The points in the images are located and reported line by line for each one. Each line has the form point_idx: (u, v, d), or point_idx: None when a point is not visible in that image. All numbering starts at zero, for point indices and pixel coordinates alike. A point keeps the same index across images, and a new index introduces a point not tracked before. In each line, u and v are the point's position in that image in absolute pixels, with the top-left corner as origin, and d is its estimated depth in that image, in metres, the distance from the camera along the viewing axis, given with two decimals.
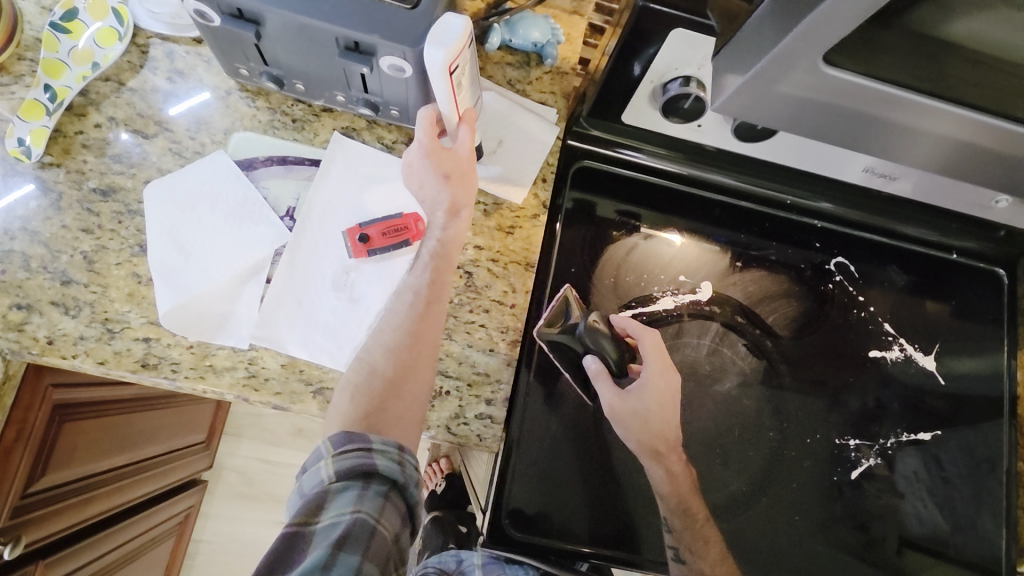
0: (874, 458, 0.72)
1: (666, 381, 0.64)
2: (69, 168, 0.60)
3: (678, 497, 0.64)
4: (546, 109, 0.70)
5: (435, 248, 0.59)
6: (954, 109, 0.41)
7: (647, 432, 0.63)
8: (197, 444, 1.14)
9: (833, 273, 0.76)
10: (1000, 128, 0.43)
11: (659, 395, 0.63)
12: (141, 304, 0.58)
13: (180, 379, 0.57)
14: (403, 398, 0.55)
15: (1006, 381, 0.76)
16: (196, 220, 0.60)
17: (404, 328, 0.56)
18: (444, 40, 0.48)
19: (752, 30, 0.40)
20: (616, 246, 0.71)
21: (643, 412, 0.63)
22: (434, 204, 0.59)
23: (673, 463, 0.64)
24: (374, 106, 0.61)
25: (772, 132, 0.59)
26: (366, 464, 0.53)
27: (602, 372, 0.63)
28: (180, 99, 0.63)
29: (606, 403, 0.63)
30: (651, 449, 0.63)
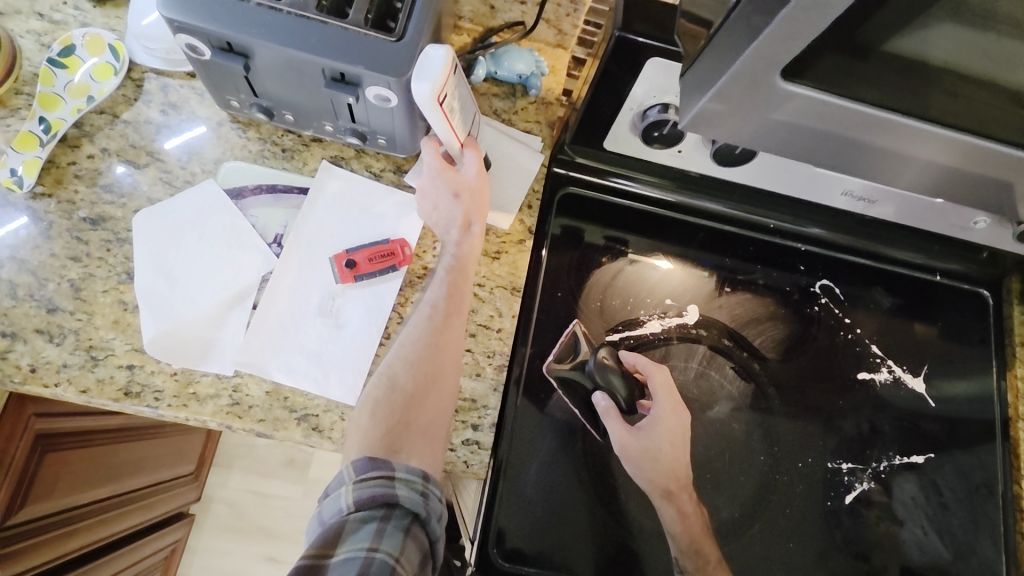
0: (868, 482, 0.71)
1: (676, 419, 0.64)
2: (60, 198, 0.61)
3: (691, 538, 0.63)
4: (531, 137, 0.71)
5: (451, 263, 0.60)
6: (928, 127, 0.42)
7: (658, 471, 0.62)
8: (186, 476, 1.12)
9: (819, 296, 0.76)
10: (972, 146, 0.43)
11: (671, 432, 0.63)
12: (126, 332, 0.58)
13: (162, 407, 0.57)
14: (425, 410, 0.55)
15: (995, 401, 0.76)
16: (183, 249, 0.61)
17: (425, 340, 0.57)
18: (427, 74, 0.50)
19: (714, 53, 0.41)
20: (602, 271, 0.72)
21: (653, 450, 0.63)
22: (448, 222, 0.61)
23: (685, 503, 0.63)
24: (362, 135, 0.63)
25: (749, 156, 0.60)
26: (387, 495, 0.51)
27: (611, 408, 0.64)
28: (173, 131, 0.64)
29: (616, 439, 0.63)
30: (663, 487, 0.62)
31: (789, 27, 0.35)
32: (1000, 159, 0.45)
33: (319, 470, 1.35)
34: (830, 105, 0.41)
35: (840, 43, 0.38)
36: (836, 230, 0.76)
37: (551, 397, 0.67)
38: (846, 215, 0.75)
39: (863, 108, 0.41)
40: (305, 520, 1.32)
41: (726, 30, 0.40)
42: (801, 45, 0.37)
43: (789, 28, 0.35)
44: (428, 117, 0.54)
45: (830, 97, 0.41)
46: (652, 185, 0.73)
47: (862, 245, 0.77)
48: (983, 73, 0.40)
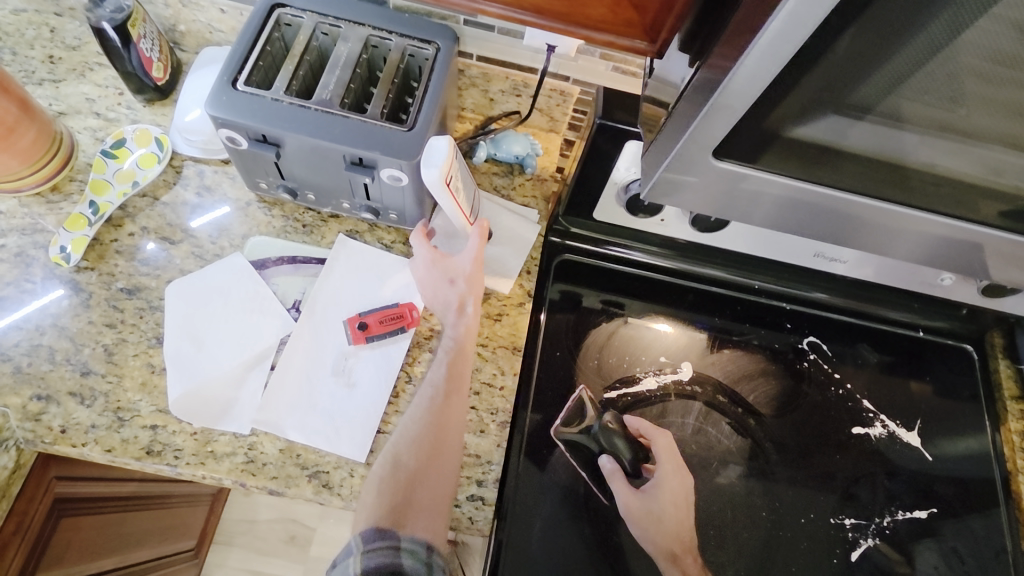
0: (873, 539, 0.71)
1: (678, 481, 0.67)
2: (101, 271, 0.67)
3: None
4: (529, 210, 0.78)
5: (451, 345, 0.64)
6: (852, 198, 0.49)
7: (663, 533, 0.65)
8: (187, 551, 1.11)
9: (807, 352, 0.79)
10: (898, 214, 0.50)
11: (674, 491, 0.67)
12: (152, 393, 0.62)
13: (181, 465, 0.60)
14: (427, 486, 0.57)
15: (991, 454, 0.77)
16: (208, 315, 0.66)
17: (426, 419, 0.60)
18: (435, 161, 0.58)
19: (663, 137, 0.49)
20: (598, 331, 0.76)
21: (657, 512, 0.65)
22: (446, 308, 0.66)
23: (691, 567, 0.64)
24: (375, 211, 0.70)
25: (724, 223, 0.66)
26: (393, 564, 0.52)
27: (617, 471, 0.67)
28: (205, 212, 0.71)
29: (621, 501, 0.66)
30: (668, 552, 0.64)
31: (711, 122, 0.43)
32: (936, 220, 0.50)
33: (322, 545, 1.33)
34: (763, 179, 0.48)
35: (771, 127, 0.44)
36: (836, 295, 0.81)
37: (553, 453, 0.69)
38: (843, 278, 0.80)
39: (792, 182, 0.49)
40: None
41: (668, 122, 0.48)
42: (731, 130, 0.44)
43: (710, 124, 0.43)
44: (437, 197, 0.61)
45: (761, 173, 0.48)
46: (654, 255, 0.79)
47: (862, 307, 0.82)
48: (909, 147, 0.46)
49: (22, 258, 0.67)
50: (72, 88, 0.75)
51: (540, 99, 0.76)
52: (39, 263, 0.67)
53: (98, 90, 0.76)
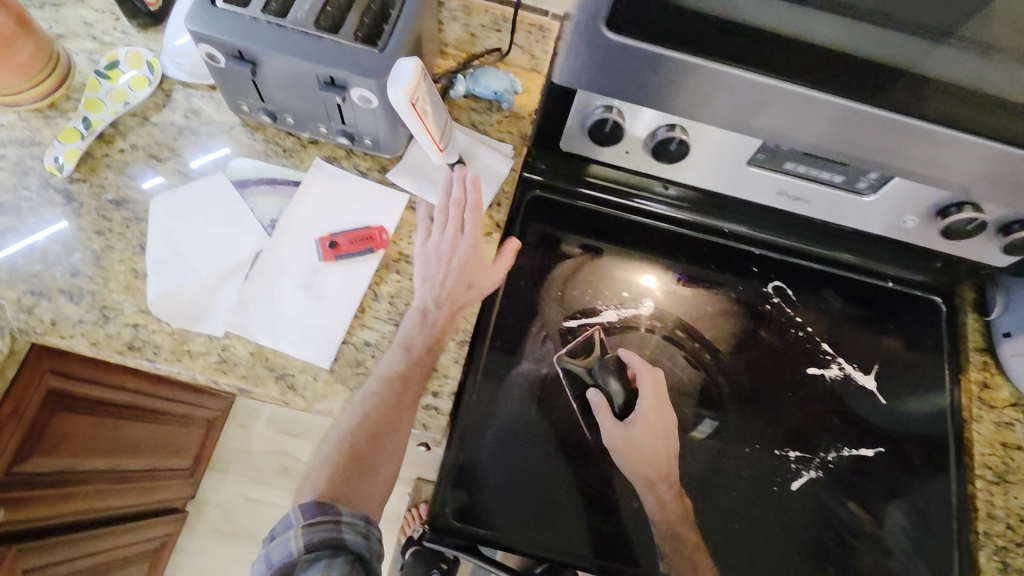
0: (815, 471, 0.73)
1: (660, 416, 0.69)
2: (92, 183, 0.71)
3: (669, 524, 0.67)
4: (503, 145, 0.79)
5: (421, 343, 0.65)
6: (797, 87, 0.52)
7: (641, 462, 0.67)
8: (182, 470, 1.19)
9: (770, 295, 0.81)
10: (846, 109, 0.52)
11: (662, 425, 0.69)
12: (135, 295, 0.66)
13: (159, 361, 0.64)
14: (371, 477, 0.64)
15: (947, 412, 0.78)
16: (189, 227, 0.70)
17: (379, 417, 0.62)
18: (401, 81, 0.60)
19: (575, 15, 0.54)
20: (564, 263, 0.78)
21: (637, 443, 0.68)
22: (450, 299, 0.67)
23: (665, 493, 0.67)
24: (350, 136, 0.72)
25: (682, 151, 0.65)
26: (334, 538, 0.60)
27: (603, 404, 0.70)
28: (207, 152, 0.74)
29: (605, 432, 0.69)
30: (644, 478, 0.67)
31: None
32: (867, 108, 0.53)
33: None
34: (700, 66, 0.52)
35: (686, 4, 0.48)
36: (802, 240, 0.83)
37: (511, 373, 0.72)
38: (805, 225, 0.83)
39: (738, 70, 0.52)
40: None
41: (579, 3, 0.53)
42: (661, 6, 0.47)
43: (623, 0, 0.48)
44: (405, 118, 0.64)
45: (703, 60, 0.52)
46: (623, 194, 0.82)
47: (828, 255, 0.83)
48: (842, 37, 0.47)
49: (20, 168, 0.71)
50: (71, 12, 0.79)
51: (521, 35, 0.78)
52: (36, 173, 0.71)
53: (96, 15, 0.79)
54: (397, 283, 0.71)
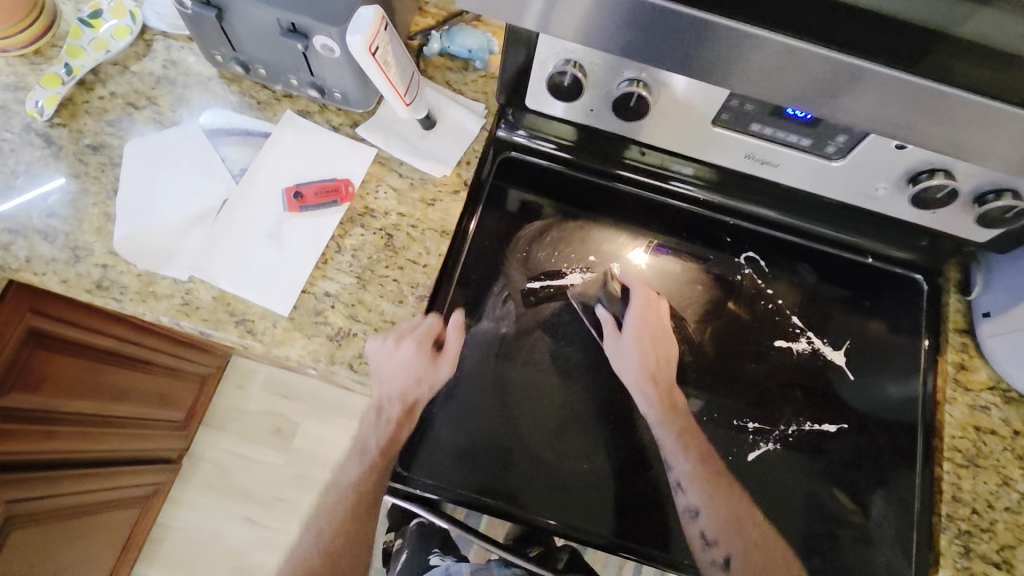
0: (773, 443, 0.73)
1: (660, 324, 0.74)
2: (71, 128, 0.73)
3: (676, 424, 0.72)
4: (476, 104, 0.79)
5: (366, 480, 0.69)
6: (748, 30, 0.48)
7: (644, 365, 0.73)
8: (175, 421, 1.23)
9: (743, 266, 0.79)
10: (810, 54, 0.48)
11: (657, 328, 0.74)
12: (105, 238, 0.68)
13: (125, 301, 0.66)
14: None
15: (919, 400, 0.76)
16: (160, 175, 0.71)
17: (341, 528, 0.71)
18: (360, 27, 0.60)
19: None
20: (530, 227, 0.78)
21: (641, 347, 0.73)
22: (392, 397, 0.68)
23: (664, 394, 0.73)
24: (320, 89, 0.73)
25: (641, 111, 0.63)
26: None
27: (610, 320, 0.74)
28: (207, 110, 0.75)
29: (612, 344, 0.74)
30: (646, 379, 0.72)
31: None
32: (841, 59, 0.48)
33: (305, 438, 1.44)
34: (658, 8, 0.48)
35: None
36: (781, 211, 0.81)
37: (469, 331, 0.72)
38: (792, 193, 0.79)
39: (696, 15, 0.48)
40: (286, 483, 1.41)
41: None
42: None
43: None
44: (366, 68, 0.64)
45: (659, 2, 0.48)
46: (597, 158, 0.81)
47: (808, 227, 0.81)
48: None
49: (5, 112, 0.73)
50: None
51: None
52: (19, 117, 0.73)
53: None
54: (360, 236, 0.71)
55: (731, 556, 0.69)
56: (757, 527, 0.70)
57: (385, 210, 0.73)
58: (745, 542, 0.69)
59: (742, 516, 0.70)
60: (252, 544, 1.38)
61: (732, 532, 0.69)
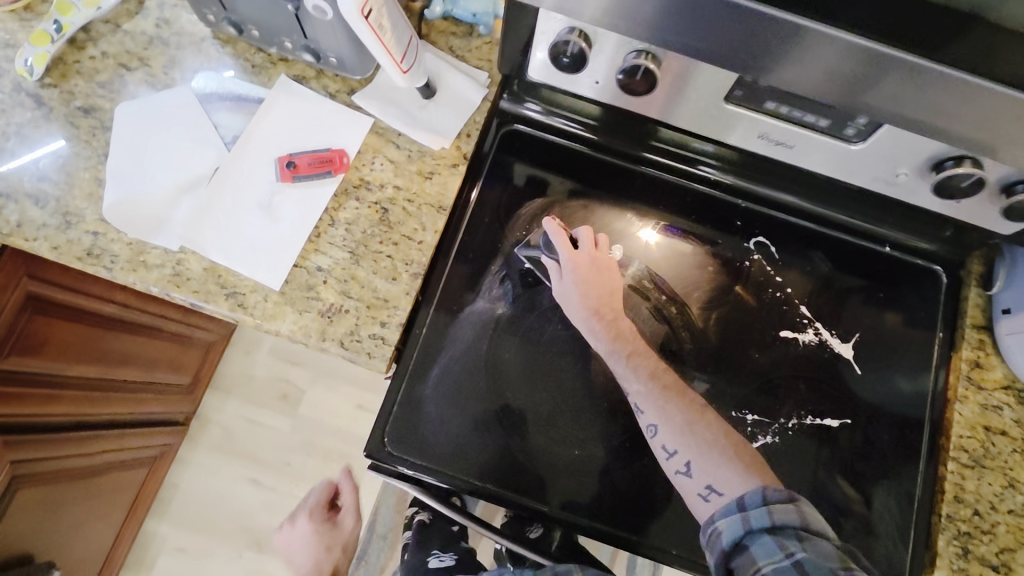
0: (771, 436, 0.71)
1: (598, 254, 0.70)
2: (62, 90, 0.71)
3: (636, 351, 0.68)
4: (479, 73, 0.75)
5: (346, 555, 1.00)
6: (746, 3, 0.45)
7: (593, 296, 0.68)
8: (179, 386, 1.25)
9: (752, 252, 0.76)
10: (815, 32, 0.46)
11: (593, 259, 0.70)
12: (96, 204, 0.67)
13: (116, 270, 0.65)
14: None
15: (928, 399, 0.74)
16: (152, 140, 0.70)
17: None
18: None
19: None
20: (531, 205, 0.75)
21: (586, 277, 0.69)
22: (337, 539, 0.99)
23: (624, 326, 0.69)
24: (315, 53, 0.70)
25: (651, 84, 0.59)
26: None
27: (551, 264, 0.70)
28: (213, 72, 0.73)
29: (557, 289, 0.70)
30: (599, 312, 0.68)
31: None
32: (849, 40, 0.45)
33: (309, 405, 1.46)
34: None
35: None
36: (799, 196, 0.77)
37: (464, 310, 0.70)
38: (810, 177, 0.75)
39: None
40: (290, 449, 1.44)
41: None
42: None
43: None
44: (359, 33, 0.60)
45: None
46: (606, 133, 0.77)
47: (827, 213, 0.77)
48: None
49: None
50: None
51: None
52: (9, 75, 0.71)
53: None
54: (355, 210, 0.69)
55: (693, 462, 0.63)
56: (712, 430, 0.65)
57: (380, 183, 0.70)
58: (702, 447, 0.63)
59: (698, 425, 0.65)
60: (256, 506, 1.41)
61: (689, 439, 0.64)
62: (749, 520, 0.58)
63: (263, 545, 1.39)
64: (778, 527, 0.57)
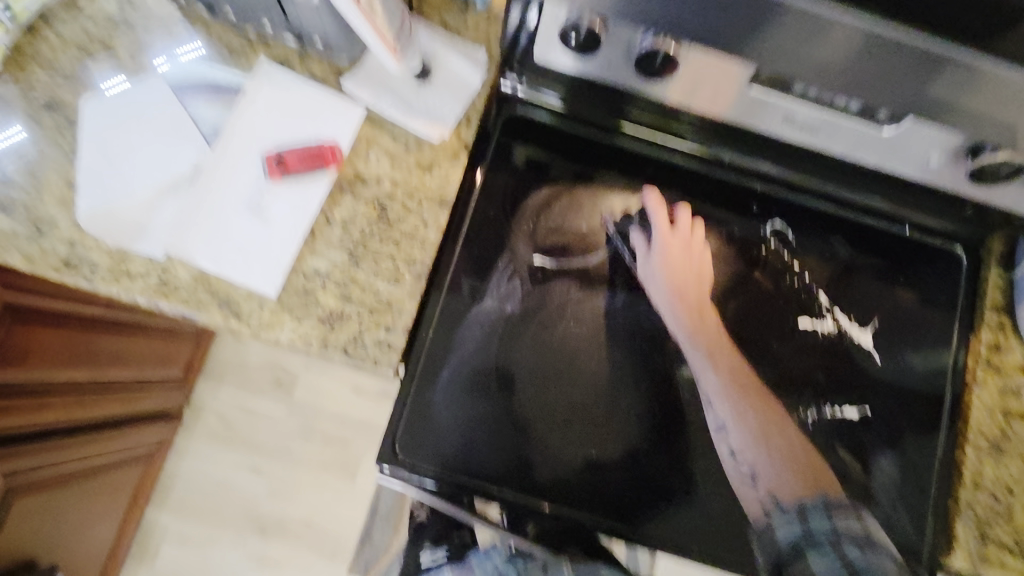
0: (789, 431, 0.69)
1: (694, 242, 0.71)
2: (20, 82, 0.65)
3: (719, 351, 0.68)
4: (476, 50, 0.68)
5: None
6: None
7: (681, 286, 0.69)
8: (174, 380, 1.22)
9: (768, 239, 0.73)
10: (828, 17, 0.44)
11: (686, 240, 0.71)
12: (69, 210, 0.62)
13: (97, 281, 0.61)
14: None
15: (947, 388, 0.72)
16: (124, 136, 0.64)
17: None
18: None
19: None
20: (537, 196, 0.71)
21: (674, 262, 0.70)
22: None
23: (710, 320, 0.69)
24: (298, 35, 0.64)
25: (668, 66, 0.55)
26: None
27: (642, 239, 0.71)
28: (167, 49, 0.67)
29: (641, 262, 0.70)
30: (682, 301, 0.69)
31: None
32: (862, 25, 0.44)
33: (306, 391, 1.44)
34: None
35: None
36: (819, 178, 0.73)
37: (472, 310, 0.67)
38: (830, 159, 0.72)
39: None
40: (291, 437, 1.42)
41: None
42: None
43: None
44: (347, 15, 0.55)
45: None
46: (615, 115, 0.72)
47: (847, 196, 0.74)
48: None
49: None
50: None
51: None
52: None
53: None
54: (351, 208, 0.65)
55: (758, 466, 0.65)
56: (786, 437, 0.67)
57: (377, 177, 0.66)
58: (772, 456, 0.65)
59: (772, 431, 0.67)
60: (258, 495, 1.39)
61: (763, 447, 0.66)
62: (809, 521, 0.60)
63: (268, 534, 1.38)
64: (839, 535, 0.59)
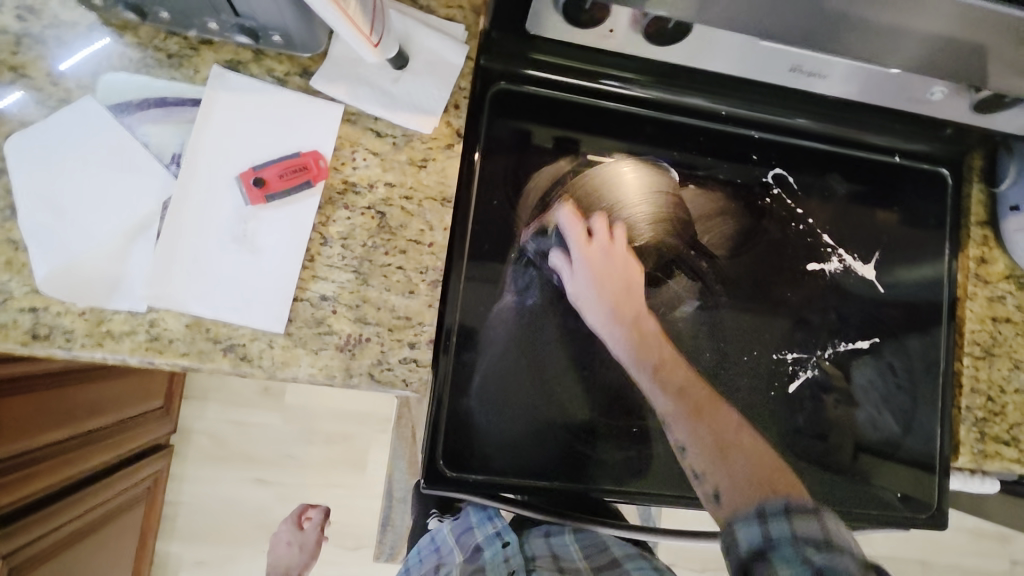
0: (811, 371, 0.72)
1: (616, 250, 0.67)
2: None
3: (665, 366, 0.64)
4: (453, 26, 0.62)
5: None
6: None
7: (616, 297, 0.66)
8: (156, 411, 1.14)
9: (771, 187, 0.72)
10: None
11: (608, 250, 0.67)
12: (21, 272, 0.53)
13: (76, 348, 0.53)
14: None
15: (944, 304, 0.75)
16: (70, 179, 0.55)
17: None
18: None
19: None
20: (541, 174, 0.68)
21: (609, 270, 0.66)
22: None
23: (651, 330, 0.66)
24: (252, 33, 0.55)
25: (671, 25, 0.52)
26: None
27: (564, 259, 0.67)
28: (75, 53, 0.56)
29: (573, 290, 0.66)
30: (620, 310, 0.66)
31: None
32: None
33: (295, 394, 1.39)
34: None
35: None
36: (814, 118, 0.72)
37: (493, 309, 0.65)
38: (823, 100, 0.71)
39: None
40: (288, 441, 1.38)
41: None
42: None
43: None
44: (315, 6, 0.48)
45: None
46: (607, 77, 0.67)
47: (840, 133, 0.73)
48: None
49: None
50: None
51: None
52: None
53: None
54: (348, 221, 0.59)
55: (717, 484, 0.57)
56: (744, 449, 0.59)
57: (369, 183, 0.59)
58: (724, 469, 0.57)
59: (732, 446, 0.59)
60: (267, 504, 1.36)
61: (718, 461, 0.58)
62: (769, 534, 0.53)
63: None
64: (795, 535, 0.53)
